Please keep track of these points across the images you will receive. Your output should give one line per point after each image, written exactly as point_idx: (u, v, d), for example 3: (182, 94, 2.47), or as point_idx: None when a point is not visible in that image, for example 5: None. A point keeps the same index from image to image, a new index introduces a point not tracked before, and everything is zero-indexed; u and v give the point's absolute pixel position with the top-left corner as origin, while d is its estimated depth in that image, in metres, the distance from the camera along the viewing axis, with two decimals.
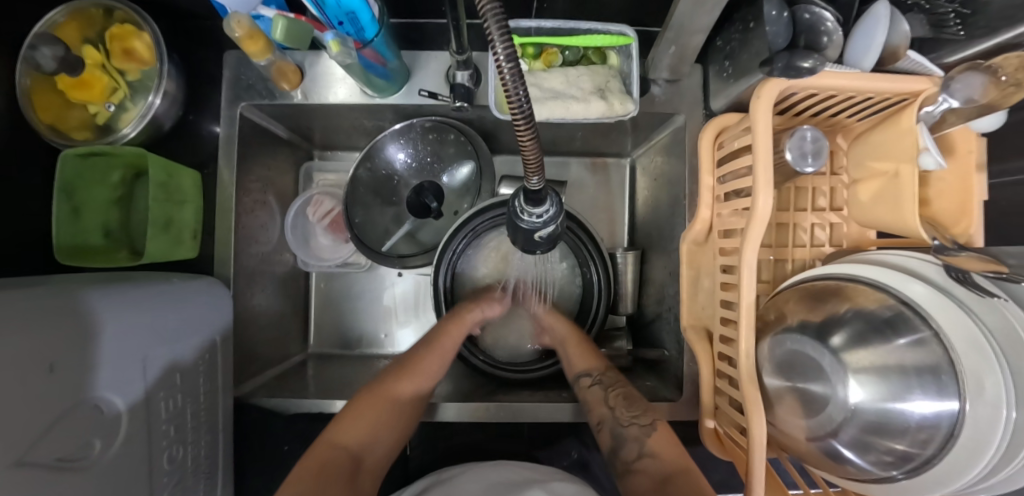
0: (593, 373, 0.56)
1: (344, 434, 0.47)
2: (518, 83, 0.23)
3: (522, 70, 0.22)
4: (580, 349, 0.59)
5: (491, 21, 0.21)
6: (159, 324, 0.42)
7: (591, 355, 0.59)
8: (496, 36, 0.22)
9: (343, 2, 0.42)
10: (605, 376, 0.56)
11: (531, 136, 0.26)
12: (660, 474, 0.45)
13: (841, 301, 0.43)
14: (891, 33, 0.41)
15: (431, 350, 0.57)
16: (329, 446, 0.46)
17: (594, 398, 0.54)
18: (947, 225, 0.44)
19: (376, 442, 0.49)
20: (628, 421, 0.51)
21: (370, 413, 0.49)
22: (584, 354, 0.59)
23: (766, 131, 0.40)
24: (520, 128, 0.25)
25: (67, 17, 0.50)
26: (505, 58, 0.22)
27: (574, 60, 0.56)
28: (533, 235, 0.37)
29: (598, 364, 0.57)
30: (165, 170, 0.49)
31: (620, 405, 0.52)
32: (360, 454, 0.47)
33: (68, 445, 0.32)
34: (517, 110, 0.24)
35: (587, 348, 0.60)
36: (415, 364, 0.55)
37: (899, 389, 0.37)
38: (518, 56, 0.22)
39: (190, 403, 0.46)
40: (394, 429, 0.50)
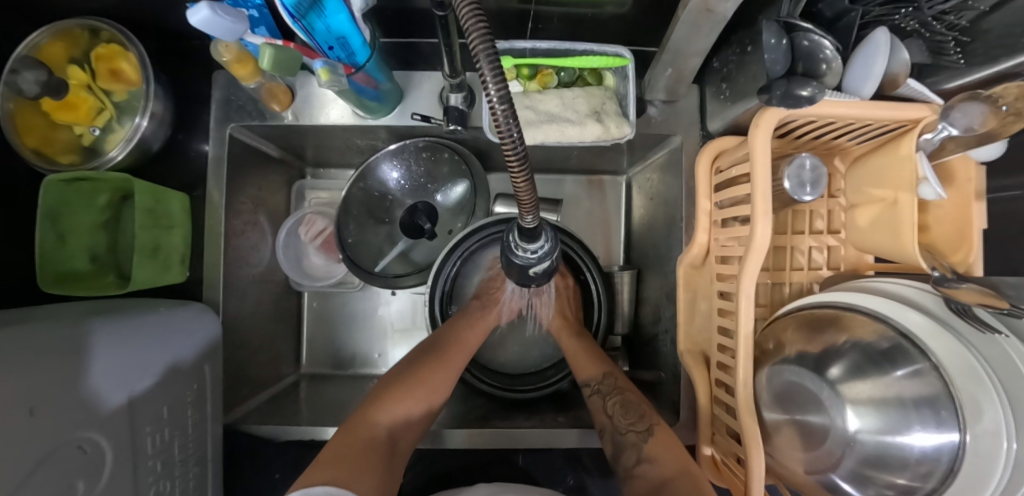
0: (592, 381, 0.56)
1: (381, 415, 0.48)
2: (512, 124, 0.23)
3: (515, 111, 0.22)
4: (583, 353, 0.60)
5: (481, 54, 0.21)
6: (144, 357, 0.41)
7: (592, 362, 0.58)
8: (487, 68, 0.21)
9: (332, 27, 0.40)
10: (605, 383, 0.55)
11: (526, 177, 0.26)
12: (658, 478, 0.44)
13: (839, 331, 0.42)
14: (891, 60, 0.41)
15: (455, 347, 0.59)
16: (366, 424, 0.46)
17: (595, 407, 0.54)
18: (946, 253, 0.44)
19: (408, 427, 0.49)
20: (625, 428, 0.50)
21: (403, 398, 0.51)
22: (586, 361, 0.59)
23: (765, 160, 0.39)
24: (513, 166, 0.25)
25: (52, 38, 0.48)
26: (496, 91, 0.21)
27: (570, 81, 0.55)
28: (527, 270, 0.36)
29: (596, 371, 0.56)
30: (152, 195, 0.48)
31: (618, 413, 0.52)
32: (394, 435, 0.47)
33: (51, 489, 0.31)
34: (506, 141, 0.23)
35: (588, 357, 0.59)
36: (443, 358, 0.57)
37: (898, 423, 0.37)
38: (510, 95, 0.21)
39: (177, 436, 0.45)
40: (424, 416, 0.51)
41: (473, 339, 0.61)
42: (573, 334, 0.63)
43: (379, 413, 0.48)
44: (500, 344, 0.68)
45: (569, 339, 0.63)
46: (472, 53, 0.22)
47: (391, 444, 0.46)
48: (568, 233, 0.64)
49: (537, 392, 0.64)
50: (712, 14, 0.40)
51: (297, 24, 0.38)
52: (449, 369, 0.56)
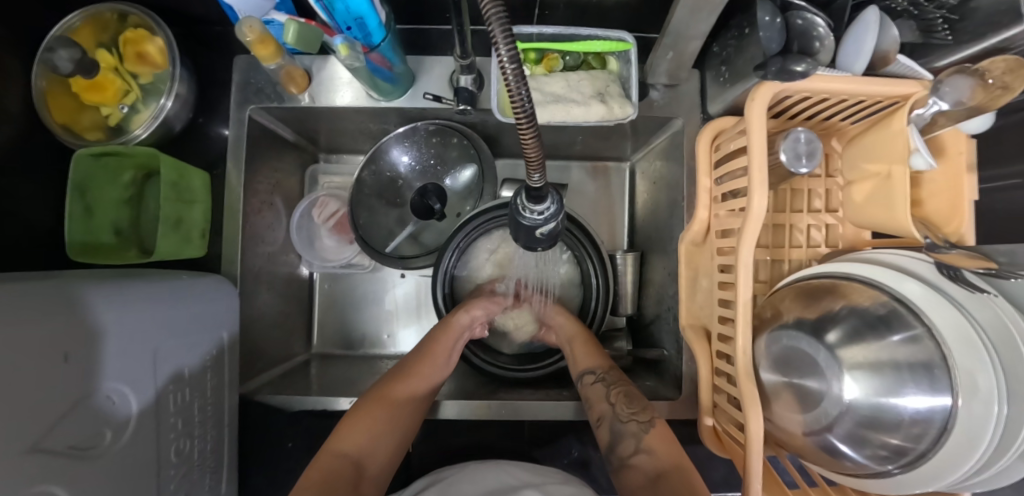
0: (597, 371, 0.57)
1: (344, 441, 0.47)
2: (522, 86, 0.24)
3: (525, 72, 0.24)
4: (586, 346, 0.60)
5: (495, 25, 0.23)
6: (168, 319, 0.43)
7: (596, 353, 0.59)
8: (499, 36, 0.23)
9: (352, 8, 0.42)
10: (610, 374, 0.56)
11: (532, 131, 0.27)
12: (654, 470, 0.45)
13: (836, 298, 0.44)
14: (882, 37, 0.43)
15: (426, 359, 0.58)
16: (330, 456, 0.45)
17: (596, 395, 0.54)
18: (939, 225, 0.45)
19: (375, 449, 0.49)
20: (626, 417, 0.51)
21: (369, 420, 0.50)
22: (590, 352, 0.59)
23: (761, 132, 0.41)
24: (522, 126, 0.27)
25: (84, 22, 0.51)
26: (508, 54, 0.23)
27: (575, 65, 0.57)
28: (534, 232, 0.38)
29: (601, 361, 0.58)
30: (176, 171, 0.50)
31: (620, 402, 0.52)
32: (360, 459, 0.47)
33: (79, 433, 0.33)
34: (518, 109, 0.25)
35: (593, 347, 0.60)
36: (412, 369, 0.56)
37: (892, 384, 0.38)
38: (521, 59, 0.23)
39: (197, 398, 0.46)
40: (396, 433, 0.51)
41: (460, 325, 0.62)
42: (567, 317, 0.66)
43: (341, 440, 0.47)
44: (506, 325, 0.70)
45: (559, 321, 0.66)
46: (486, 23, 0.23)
47: (359, 471, 0.46)
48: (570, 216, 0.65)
49: (542, 370, 0.66)
50: None
51: (317, 3, 0.42)
52: (419, 382, 0.55)
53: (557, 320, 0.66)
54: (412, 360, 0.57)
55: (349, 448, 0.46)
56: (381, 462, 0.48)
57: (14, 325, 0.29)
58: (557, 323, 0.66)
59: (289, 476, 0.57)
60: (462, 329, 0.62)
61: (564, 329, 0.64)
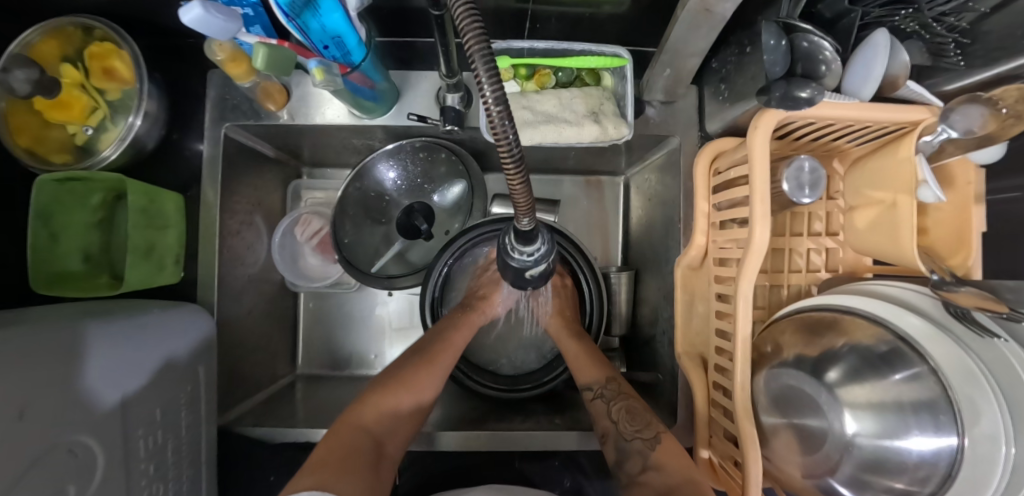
0: (595, 385, 0.55)
1: (363, 418, 0.48)
2: (507, 126, 0.22)
3: (511, 112, 0.21)
4: (586, 358, 0.58)
5: (476, 55, 0.21)
6: (135, 359, 0.41)
7: (593, 364, 0.57)
8: (481, 68, 0.21)
9: (328, 27, 0.40)
10: (608, 388, 0.54)
11: (522, 179, 0.25)
12: (664, 485, 0.43)
13: (837, 335, 0.42)
14: (891, 63, 0.40)
15: (445, 345, 0.58)
16: (350, 428, 0.46)
17: (597, 412, 0.53)
18: (945, 256, 0.44)
19: (394, 430, 0.48)
20: (631, 435, 0.49)
21: (388, 402, 0.50)
22: (589, 366, 0.57)
23: (764, 162, 0.39)
24: (510, 171, 0.24)
25: (44, 37, 0.47)
26: (492, 94, 0.21)
27: (568, 81, 0.54)
28: (524, 273, 0.36)
29: (600, 374, 0.56)
30: (145, 195, 0.47)
31: (623, 419, 0.51)
32: (380, 438, 0.47)
33: (42, 492, 0.30)
34: (501, 140, 0.22)
35: (591, 358, 0.58)
36: (432, 356, 0.56)
37: (896, 427, 0.36)
38: (506, 95, 0.21)
39: (170, 438, 0.44)
40: (412, 417, 0.51)
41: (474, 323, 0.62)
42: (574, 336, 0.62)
43: (364, 420, 0.47)
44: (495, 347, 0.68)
45: (565, 340, 0.62)
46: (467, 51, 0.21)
47: (377, 448, 0.45)
48: (563, 234, 0.64)
49: (534, 391, 0.64)
50: (711, 14, 0.40)
51: (291, 23, 0.38)
52: (437, 370, 0.55)
53: (561, 337, 0.62)
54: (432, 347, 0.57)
55: (371, 426, 0.47)
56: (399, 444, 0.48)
57: None
58: (557, 334, 0.63)
59: None
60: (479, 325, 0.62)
61: (565, 345, 0.61)
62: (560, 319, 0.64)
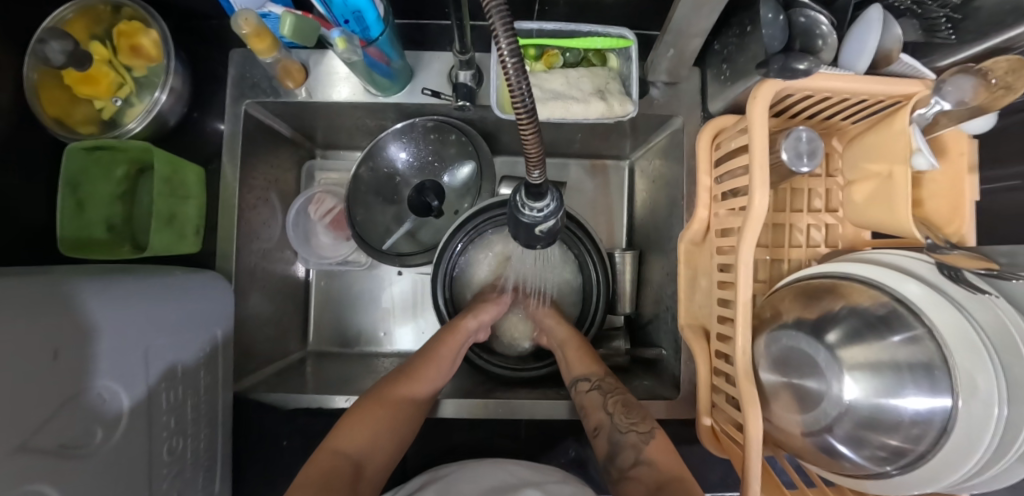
0: (592, 378, 0.56)
1: (344, 440, 0.47)
2: (521, 78, 0.23)
3: (525, 66, 0.23)
4: (580, 352, 0.60)
5: (494, 13, 0.22)
6: (161, 315, 0.43)
7: (590, 360, 0.58)
8: (500, 29, 0.22)
9: (349, 1, 0.42)
10: (605, 382, 0.56)
11: (533, 129, 0.26)
12: (655, 482, 0.44)
13: (836, 299, 0.43)
14: (884, 37, 0.43)
15: (428, 359, 0.57)
16: (328, 454, 0.45)
17: (593, 404, 0.54)
18: (940, 225, 0.45)
19: (374, 451, 0.48)
20: (626, 427, 0.50)
21: (368, 422, 0.49)
22: (584, 360, 0.58)
23: (762, 131, 0.41)
24: (522, 122, 0.25)
25: (77, 14, 0.50)
26: (507, 46, 0.22)
27: (575, 62, 0.57)
28: (534, 230, 0.37)
29: (596, 368, 0.57)
30: (170, 165, 0.49)
31: (619, 412, 0.51)
32: (360, 460, 0.46)
33: (71, 431, 0.32)
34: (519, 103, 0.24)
35: (586, 353, 0.59)
36: (412, 371, 0.55)
37: (893, 384, 0.38)
38: (521, 52, 0.22)
39: (190, 396, 0.46)
40: (395, 436, 0.50)
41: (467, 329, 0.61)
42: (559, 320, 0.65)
43: (341, 440, 0.47)
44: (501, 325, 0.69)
45: (554, 324, 0.65)
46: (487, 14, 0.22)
47: (357, 472, 0.45)
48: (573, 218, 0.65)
49: (541, 369, 0.66)
50: None
51: None
52: (420, 385, 0.54)
53: (552, 323, 0.65)
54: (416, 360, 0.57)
55: (346, 450, 0.46)
56: (379, 465, 0.48)
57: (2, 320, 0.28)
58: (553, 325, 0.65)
59: (284, 475, 0.56)
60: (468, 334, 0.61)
61: (558, 331, 0.64)
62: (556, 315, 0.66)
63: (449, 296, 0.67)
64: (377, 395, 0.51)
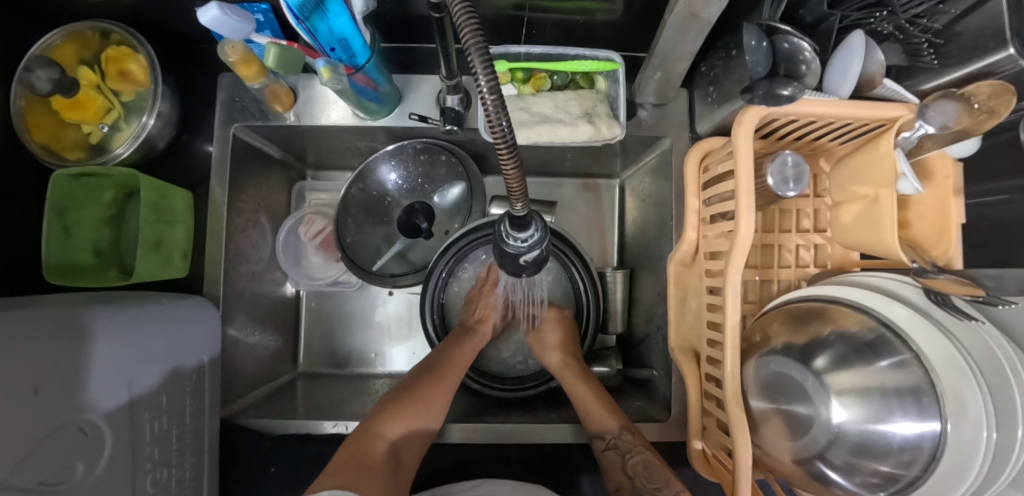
0: (609, 435, 0.52)
1: (391, 424, 0.51)
2: (500, 114, 0.23)
3: (504, 101, 0.23)
4: (601, 405, 0.55)
5: (473, 52, 0.22)
6: (144, 346, 0.42)
7: (604, 413, 0.54)
8: (478, 64, 0.23)
9: (335, 29, 0.41)
10: (624, 438, 0.51)
11: (513, 162, 0.26)
12: None
13: (824, 323, 0.43)
14: (867, 62, 0.42)
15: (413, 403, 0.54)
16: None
17: (612, 463, 0.51)
18: (927, 247, 0.45)
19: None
20: (648, 492, 0.47)
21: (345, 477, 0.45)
22: (601, 413, 0.54)
23: (748, 157, 0.41)
24: (504, 161, 0.26)
25: (64, 39, 0.50)
26: (487, 85, 0.23)
27: (562, 85, 0.57)
28: (519, 259, 0.37)
29: (613, 424, 0.52)
30: (156, 190, 0.49)
31: (640, 475, 0.49)
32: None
33: (47, 468, 0.31)
34: (498, 136, 0.24)
35: (602, 407, 0.55)
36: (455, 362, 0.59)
37: (881, 410, 0.38)
38: (500, 86, 0.23)
39: (176, 424, 0.45)
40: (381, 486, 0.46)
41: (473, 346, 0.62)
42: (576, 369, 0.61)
43: (385, 424, 0.51)
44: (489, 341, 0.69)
45: (564, 367, 0.61)
46: (464, 50, 0.23)
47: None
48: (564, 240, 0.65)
49: (538, 388, 0.65)
50: (697, 20, 0.42)
51: (301, 25, 0.40)
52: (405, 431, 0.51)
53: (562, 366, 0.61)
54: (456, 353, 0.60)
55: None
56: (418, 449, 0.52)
57: None
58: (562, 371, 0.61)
59: None
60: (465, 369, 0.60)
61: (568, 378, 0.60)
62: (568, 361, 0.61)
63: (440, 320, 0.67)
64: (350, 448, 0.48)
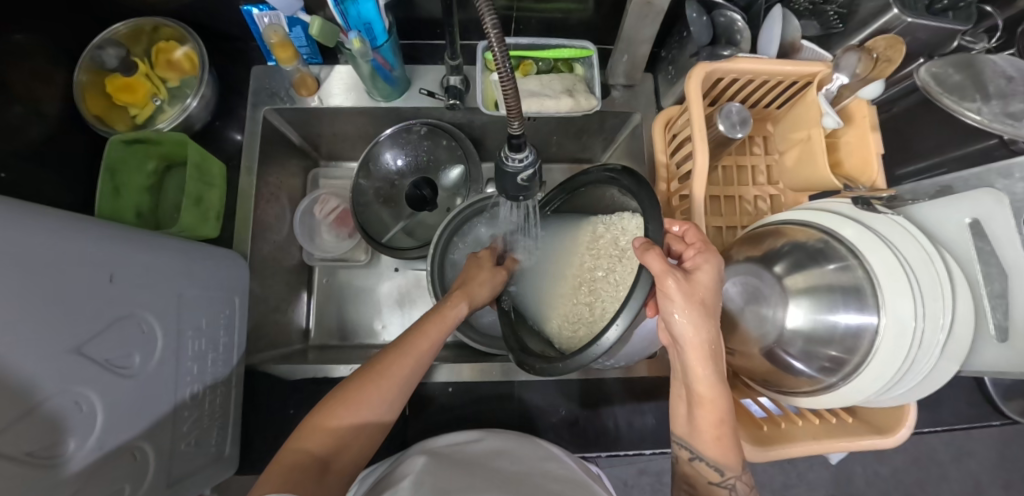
0: (728, 472, 0.44)
1: (310, 438, 0.41)
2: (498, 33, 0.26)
3: (501, 21, 0.26)
4: (720, 438, 0.43)
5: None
6: (191, 270, 0.48)
7: (732, 452, 0.44)
8: (485, 12, 0.26)
9: (362, 14, 0.52)
10: (740, 482, 0.44)
11: (511, 85, 0.27)
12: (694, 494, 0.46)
13: (778, 237, 0.51)
14: (787, 28, 0.54)
15: (403, 354, 0.48)
16: (293, 453, 0.40)
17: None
18: (859, 178, 0.54)
19: (350, 444, 0.43)
20: None
21: (336, 424, 0.43)
22: (720, 445, 0.44)
23: (698, 103, 0.50)
24: (503, 85, 0.27)
25: (124, 30, 0.60)
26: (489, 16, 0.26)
27: (547, 70, 0.67)
28: (517, 179, 0.43)
29: (738, 463, 0.44)
30: (200, 154, 0.57)
31: None
32: (330, 457, 0.41)
33: (114, 350, 0.37)
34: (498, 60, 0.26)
35: (730, 440, 0.43)
36: (384, 365, 0.47)
37: (828, 305, 0.45)
38: (500, 16, 0.25)
39: (209, 349, 0.50)
40: (366, 435, 0.45)
41: (482, 282, 0.59)
42: (713, 360, 0.43)
43: (307, 437, 0.42)
44: (548, 314, 0.59)
45: (705, 372, 0.43)
46: None
47: (326, 472, 0.41)
48: (626, 169, 0.47)
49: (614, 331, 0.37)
50: (652, 6, 0.53)
51: (337, 7, 0.49)
52: (389, 388, 0.46)
53: (699, 369, 0.43)
54: (387, 355, 0.48)
55: (317, 446, 0.41)
56: (353, 461, 0.44)
57: (81, 241, 0.35)
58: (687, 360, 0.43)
59: None
60: (453, 324, 0.55)
61: (703, 385, 0.43)
62: (700, 346, 0.42)
63: (513, 287, 0.64)
64: (342, 394, 0.44)
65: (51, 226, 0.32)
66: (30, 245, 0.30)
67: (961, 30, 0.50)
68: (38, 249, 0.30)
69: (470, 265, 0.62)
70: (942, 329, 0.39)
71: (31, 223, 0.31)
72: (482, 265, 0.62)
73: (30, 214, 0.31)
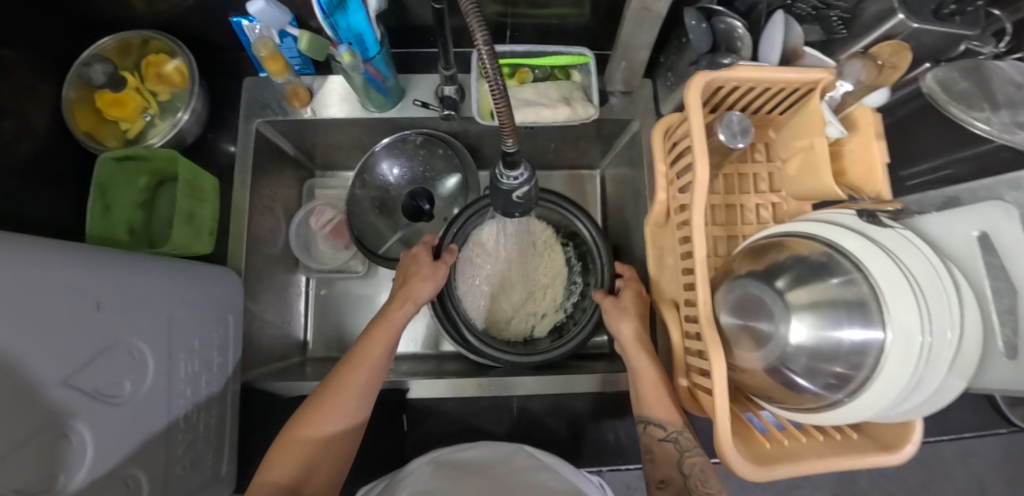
0: (670, 428, 0.50)
1: (274, 468, 0.41)
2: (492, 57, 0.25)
3: (493, 45, 0.25)
4: (657, 397, 0.52)
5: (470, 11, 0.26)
6: (182, 291, 0.47)
7: (667, 405, 0.51)
8: (475, 23, 0.25)
9: (352, 26, 0.51)
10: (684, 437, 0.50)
11: (504, 103, 0.26)
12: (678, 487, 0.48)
13: (781, 251, 0.50)
14: (789, 34, 0.53)
15: (354, 364, 0.48)
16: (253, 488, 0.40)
17: (668, 456, 0.49)
18: (863, 186, 0.52)
19: (315, 468, 0.43)
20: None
21: (298, 447, 0.43)
22: (661, 405, 0.52)
23: (698, 114, 0.49)
24: (496, 103, 0.27)
25: (113, 45, 0.59)
26: (481, 37, 0.25)
27: (543, 78, 0.66)
28: (512, 196, 0.42)
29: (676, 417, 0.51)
30: (191, 171, 0.57)
31: (695, 478, 0.47)
32: (297, 484, 0.41)
33: (102, 380, 0.36)
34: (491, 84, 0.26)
35: (665, 396, 0.52)
36: (337, 379, 0.47)
37: (835, 320, 0.43)
38: (493, 38, 0.25)
39: (203, 370, 0.50)
40: (331, 454, 0.45)
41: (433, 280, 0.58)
42: (641, 344, 0.56)
43: (273, 466, 0.42)
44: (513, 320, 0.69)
45: (636, 351, 0.56)
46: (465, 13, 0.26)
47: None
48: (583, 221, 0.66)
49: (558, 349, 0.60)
50: (650, 12, 0.52)
51: (326, 21, 0.48)
52: (343, 402, 0.46)
53: (631, 349, 0.56)
54: (341, 371, 0.48)
55: (280, 475, 0.41)
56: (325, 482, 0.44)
57: (65, 271, 0.34)
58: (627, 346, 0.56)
59: None
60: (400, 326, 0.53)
61: (637, 359, 0.55)
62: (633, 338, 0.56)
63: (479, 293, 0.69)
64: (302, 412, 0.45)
65: (34, 257, 0.31)
66: (14, 280, 0.29)
67: (968, 35, 0.49)
68: (21, 283, 0.30)
69: (407, 263, 0.60)
70: (949, 346, 0.38)
71: (12, 255, 0.30)
72: (420, 262, 0.59)
73: (8, 246, 0.30)
